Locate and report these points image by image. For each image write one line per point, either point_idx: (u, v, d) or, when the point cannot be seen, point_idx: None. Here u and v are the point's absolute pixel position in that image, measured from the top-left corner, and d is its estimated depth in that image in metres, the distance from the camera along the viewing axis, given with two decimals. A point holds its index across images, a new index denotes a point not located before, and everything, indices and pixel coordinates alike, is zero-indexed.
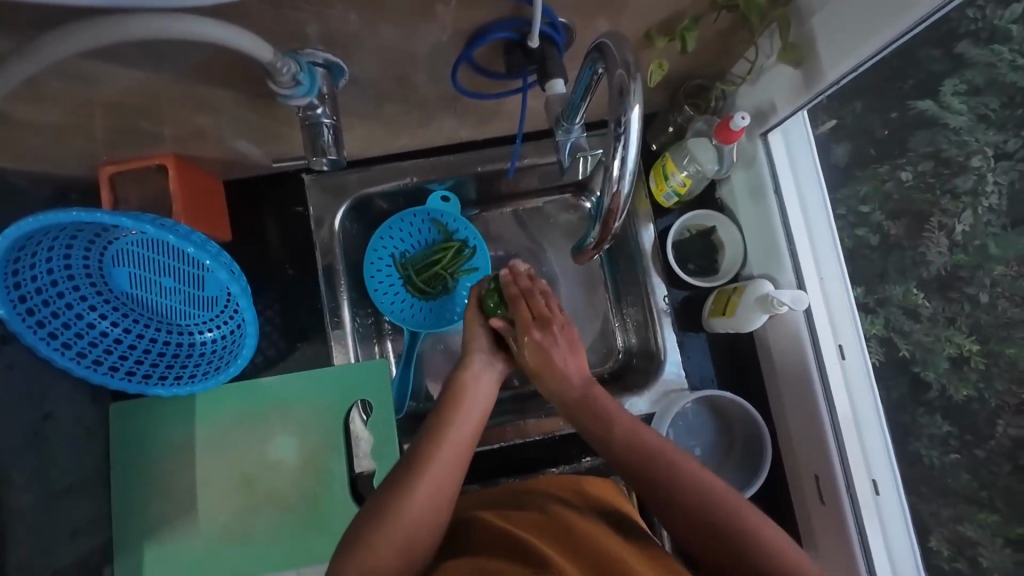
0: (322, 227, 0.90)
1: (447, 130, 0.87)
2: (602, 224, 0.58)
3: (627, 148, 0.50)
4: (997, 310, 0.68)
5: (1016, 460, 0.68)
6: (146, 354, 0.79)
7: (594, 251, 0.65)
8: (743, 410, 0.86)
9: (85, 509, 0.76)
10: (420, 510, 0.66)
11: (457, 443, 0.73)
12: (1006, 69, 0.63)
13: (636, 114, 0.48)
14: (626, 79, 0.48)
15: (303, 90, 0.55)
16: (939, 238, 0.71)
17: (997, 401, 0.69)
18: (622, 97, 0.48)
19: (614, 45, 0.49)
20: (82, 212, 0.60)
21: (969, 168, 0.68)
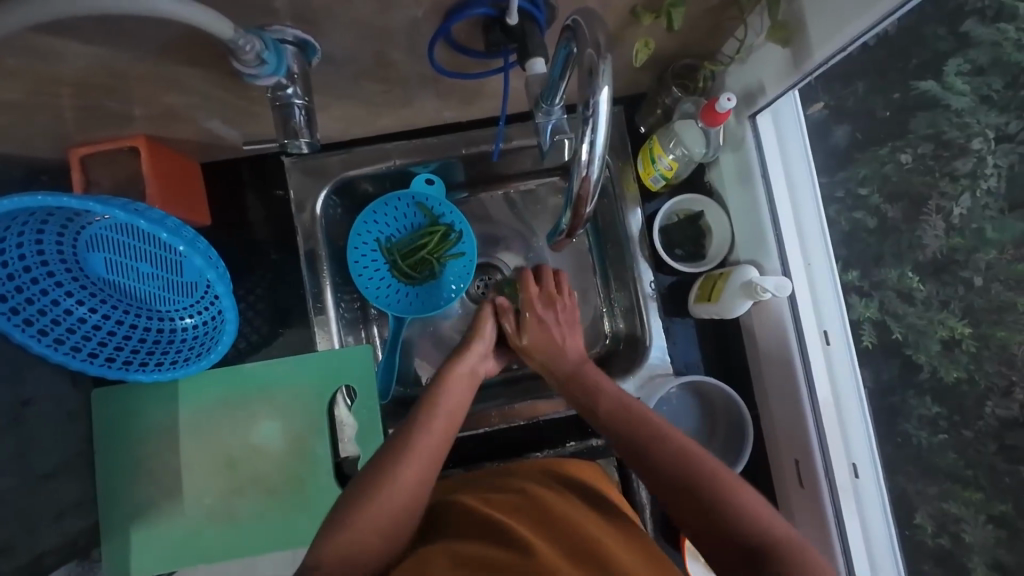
0: (304, 211, 0.89)
1: (431, 110, 0.84)
2: (574, 211, 0.57)
3: (596, 133, 0.49)
4: (991, 294, 0.67)
5: (1002, 440, 0.68)
6: (126, 341, 0.79)
7: (569, 237, 0.63)
8: (725, 395, 0.86)
9: (69, 492, 0.77)
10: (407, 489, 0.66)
11: (440, 428, 0.73)
12: (1011, 47, 0.61)
13: (604, 96, 0.46)
14: (594, 60, 0.46)
15: (270, 69, 0.53)
16: (935, 221, 0.70)
17: (986, 383, 0.68)
18: (591, 78, 0.47)
19: (585, 22, 0.47)
20: (48, 196, 0.59)
21: (969, 150, 0.65)
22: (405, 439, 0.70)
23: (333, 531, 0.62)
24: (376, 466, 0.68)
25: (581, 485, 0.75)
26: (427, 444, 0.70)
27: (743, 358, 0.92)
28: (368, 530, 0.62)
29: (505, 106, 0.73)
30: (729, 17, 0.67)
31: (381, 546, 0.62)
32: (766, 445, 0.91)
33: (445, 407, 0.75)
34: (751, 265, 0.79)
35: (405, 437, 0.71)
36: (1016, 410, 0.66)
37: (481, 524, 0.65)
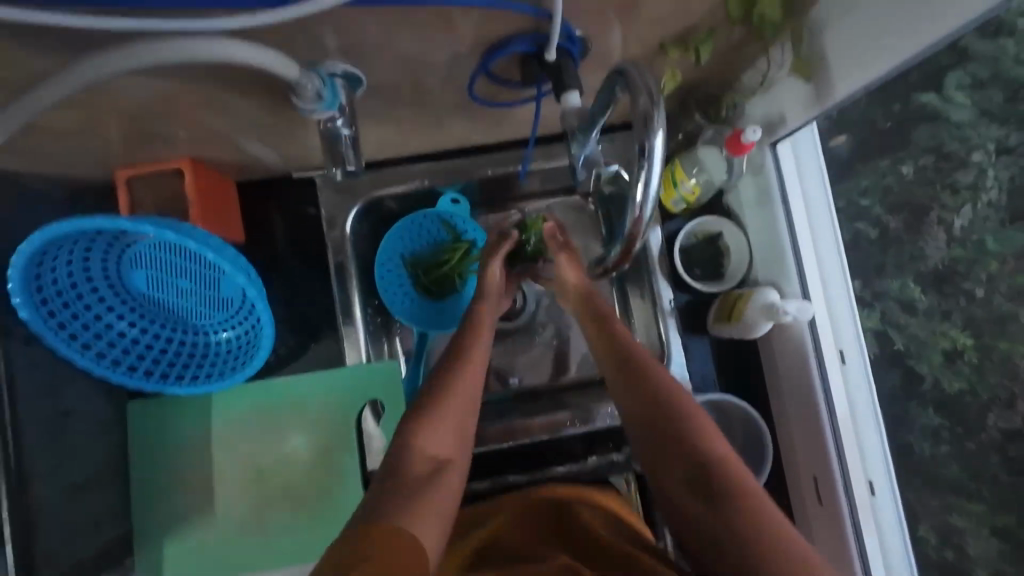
0: (334, 229, 0.92)
1: (459, 134, 0.87)
2: (623, 248, 0.59)
3: (651, 173, 0.51)
4: (992, 305, 0.69)
5: (1004, 452, 0.70)
6: (163, 354, 0.81)
7: (606, 273, 0.66)
8: (744, 411, 0.88)
9: (105, 502, 0.79)
10: (468, 387, 0.69)
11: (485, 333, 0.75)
12: (1010, 62, 0.60)
13: (660, 140, 0.49)
14: (650, 108, 0.49)
15: (325, 105, 0.56)
16: (937, 232, 0.73)
17: (989, 395, 0.70)
18: (646, 124, 0.49)
19: (638, 73, 0.50)
20: (103, 218, 0.61)
21: (969, 162, 0.68)
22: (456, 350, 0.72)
23: (408, 429, 0.64)
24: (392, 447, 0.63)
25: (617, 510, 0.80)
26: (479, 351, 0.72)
27: (759, 376, 0.95)
28: (439, 441, 0.64)
29: (535, 126, 0.77)
30: (750, 53, 0.71)
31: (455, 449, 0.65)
32: (784, 463, 0.92)
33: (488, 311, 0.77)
34: (772, 287, 0.82)
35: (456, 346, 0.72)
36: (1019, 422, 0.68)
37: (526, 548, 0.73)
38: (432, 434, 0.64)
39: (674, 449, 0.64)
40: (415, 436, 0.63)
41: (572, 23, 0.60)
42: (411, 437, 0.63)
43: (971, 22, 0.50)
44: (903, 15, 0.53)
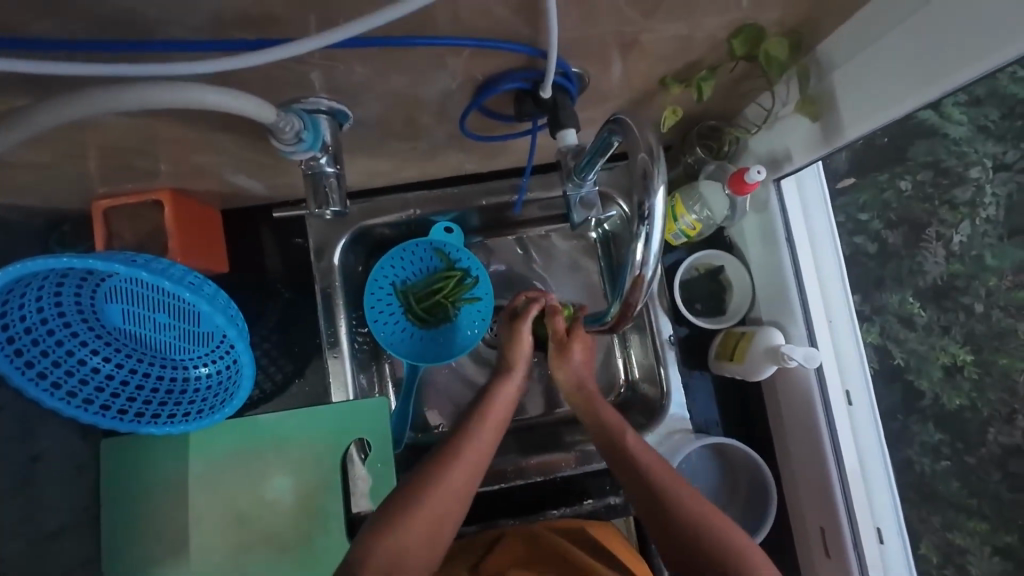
0: (323, 259, 0.88)
1: (453, 164, 0.84)
2: (623, 305, 0.59)
3: (653, 224, 0.49)
4: (992, 321, 0.66)
5: (1006, 468, 0.67)
6: (139, 390, 0.77)
7: (610, 328, 0.66)
8: (745, 455, 0.85)
9: (73, 552, 0.74)
10: (451, 497, 0.69)
11: (487, 443, 0.75)
12: (1008, 81, 0.52)
13: (661, 194, 0.48)
14: (648, 163, 0.48)
15: (307, 146, 0.53)
16: (936, 248, 0.69)
17: (989, 410, 0.67)
18: (646, 181, 0.49)
19: (636, 124, 0.49)
20: (73, 258, 0.58)
21: (968, 178, 0.65)
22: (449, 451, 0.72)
23: (372, 536, 0.65)
24: (412, 485, 0.69)
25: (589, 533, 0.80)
26: (474, 458, 0.72)
27: (762, 415, 0.91)
28: (407, 546, 0.65)
29: (530, 163, 0.73)
30: (753, 87, 0.69)
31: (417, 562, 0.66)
32: (788, 508, 0.88)
33: (493, 421, 0.77)
34: (777, 328, 0.78)
35: (450, 451, 0.72)
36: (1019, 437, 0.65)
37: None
38: (398, 540, 0.65)
39: (679, 534, 0.67)
40: (376, 544, 0.64)
41: (570, 60, 0.57)
42: (437, 479, 0.69)
43: (995, 67, 0.47)
44: (920, 57, 0.50)
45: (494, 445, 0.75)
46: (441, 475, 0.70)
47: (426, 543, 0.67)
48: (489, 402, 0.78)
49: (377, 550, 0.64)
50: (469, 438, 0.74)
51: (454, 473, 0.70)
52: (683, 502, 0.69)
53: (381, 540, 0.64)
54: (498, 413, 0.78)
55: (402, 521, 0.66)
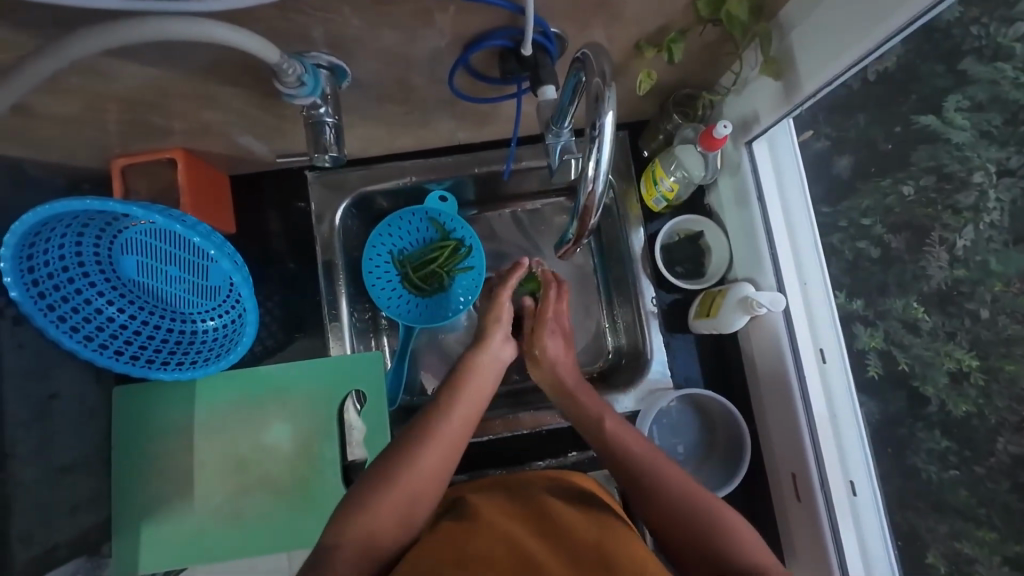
0: (323, 223, 0.94)
1: (446, 131, 0.90)
2: (579, 220, 0.60)
3: (601, 151, 0.52)
4: (997, 327, 0.65)
5: (1016, 478, 0.66)
6: (150, 340, 0.83)
7: (571, 246, 0.67)
8: (720, 405, 0.89)
9: (85, 486, 0.79)
10: (425, 481, 0.70)
11: (458, 423, 0.76)
12: (1009, 86, 0.61)
13: (609, 119, 0.51)
14: (601, 87, 0.51)
15: (307, 90, 0.59)
16: (939, 253, 0.70)
17: (997, 418, 0.67)
18: (598, 105, 0.51)
19: (593, 56, 0.52)
20: (95, 200, 0.64)
21: (971, 184, 0.66)
22: (424, 433, 0.73)
23: (347, 520, 0.65)
24: (393, 455, 0.71)
25: (567, 488, 0.76)
26: (448, 438, 0.74)
27: (740, 374, 0.95)
28: (382, 526, 0.66)
29: (518, 128, 0.80)
30: (726, 55, 0.74)
31: (391, 543, 0.66)
32: (766, 462, 0.92)
33: (465, 406, 0.78)
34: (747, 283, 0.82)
35: (424, 429, 0.74)
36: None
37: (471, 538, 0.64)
38: (375, 519, 0.65)
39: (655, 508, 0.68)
40: (350, 525, 0.64)
41: (549, 20, 0.62)
42: (414, 451, 0.71)
43: (929, 7, 0.51)
44: (865, 7, 0.54)
45: (467, 426, 0.77)
46: (414, 460, 0.70)
47: (401, 520, 0.67)
48: (461, 386, 0.80)
49: (353, 529, 0.64)
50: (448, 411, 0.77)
51: (431, 445, 0.72)
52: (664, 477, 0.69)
53: (356, 523, 0.65)
54: (477, 391, 0.81)
55: (378, 503, 0.66)
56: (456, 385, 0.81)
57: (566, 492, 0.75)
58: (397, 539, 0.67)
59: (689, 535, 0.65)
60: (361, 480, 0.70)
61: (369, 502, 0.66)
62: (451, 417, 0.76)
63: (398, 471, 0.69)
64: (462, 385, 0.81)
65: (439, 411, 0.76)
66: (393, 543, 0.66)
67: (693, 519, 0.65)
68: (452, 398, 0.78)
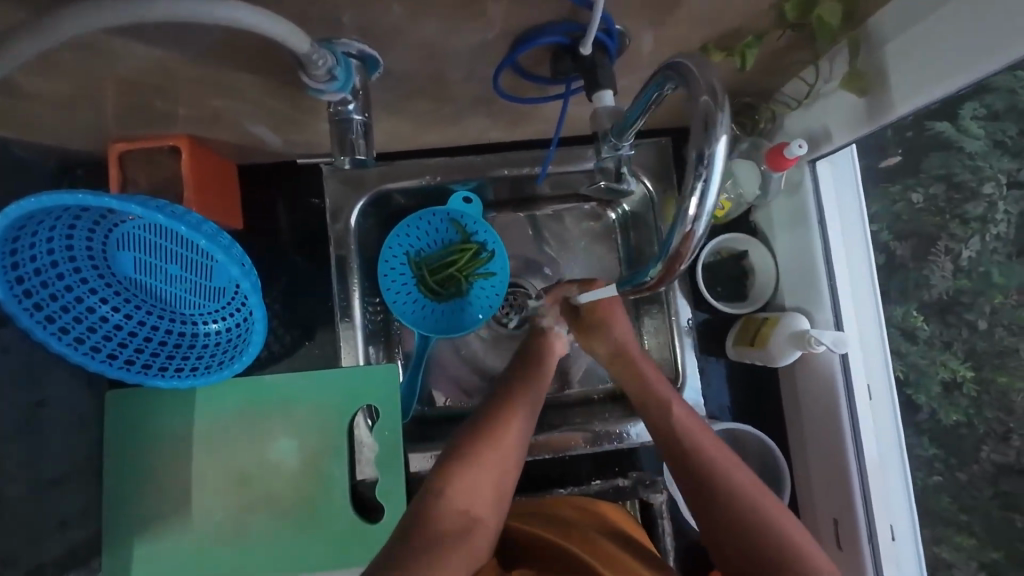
0: (339, 220, 0.86)
1: (478, 130, 0.82)
2: (666, 264, 0.48)
3: (710, 181, 0.42)
4: (994, 338, 0.66)
5: (998, 486, 0.68)
6: (146, 343, 0.76)
7: (637, 293, 0.55)
8: (756, 439, 0.84)
9: (74, 499, 0.73)
10: (514, 438, 0.71)
11: (536, 386, 0.77)
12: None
13: (722, 146, 0.41)
14: (711, 108, 0.41)
15: (337, 86, 0.51)
16: (944, 262, 0.69)
17: (986, 428, 0.68)
18: (707, 127, 0.41)
19: (696, 69, 0.43)
20: (86, 194, 0.57)
21: (980, 194, 0.65)
22: (506, 396, 0.75)
23: (448, 472, 0.67)
24: (450, 465, 0.68)
25: (599, 521, 0.74)
26: (528, 399, 0.75)
27: (775, 403, 0.90)
28: (482, 483, 0.67)
29: (558, 132, 0.72)
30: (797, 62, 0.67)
31: (496, 505, 0.67)
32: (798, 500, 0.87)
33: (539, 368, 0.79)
34: (804, 315, 0.76)
35: (505, 393, 0.76)
36: (1012, 457, 0.66)
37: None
38: (473, 475, 0.67)
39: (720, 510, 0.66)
40: (454, 478, 0.66)
41: (615, 15, 0.54)
42: (470, 463, 0.67)
43: None
44: (990, 20, 0.47)
45: (544, 389, 0.78)
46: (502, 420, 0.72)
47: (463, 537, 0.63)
48: (535, 352, 0.82)
49: (457, 482, 0.66)
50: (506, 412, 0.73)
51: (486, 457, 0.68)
52: (730, 473, 0.68)
53: (457, 476, 0.66)
54: (541, 385, 0.78)
55: (475, 456, 0.68)
56: (526, 355, 0.82)
57: (602, 527, 0.73)
58: (497, 497, 0.68)
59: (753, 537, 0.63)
60: (453, 441, 0.71)
61: (466, 457, 0.68)
62: (527, 381, 0.77)
63: (489, 429, 0.71)
64: (532, 351, 0.82)
65: (517, 377, 0.78)
66: (496, 503, 0.67)
67: (755, 519, 0.64)
68: (525, 364, 0.80)
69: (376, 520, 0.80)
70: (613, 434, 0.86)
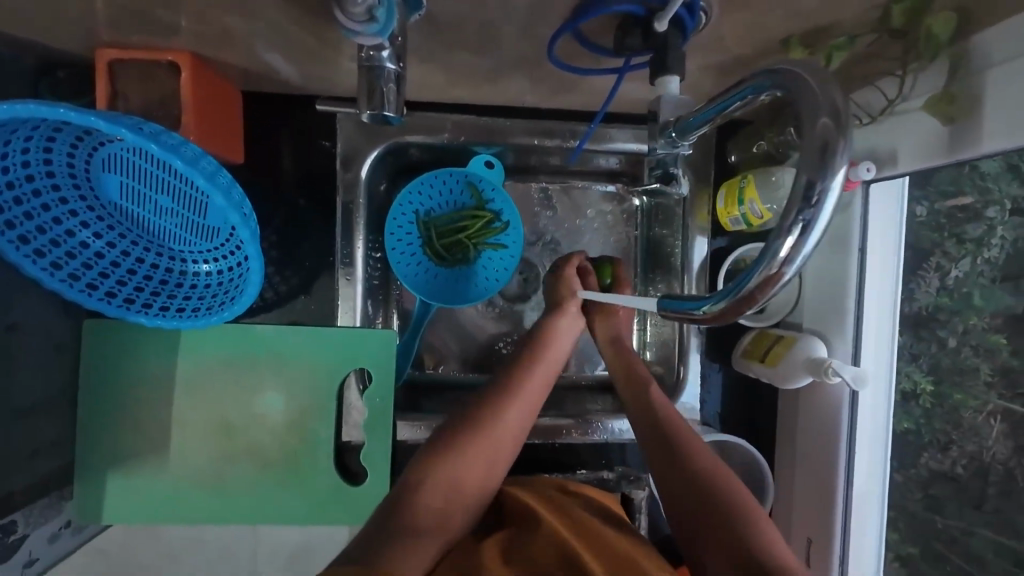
0: (350, 170, 0.78)
1: (513, 93, 0.75)
2: (732, 303, 0.41)
3: (817, 215, 0.36)
4: (959, 357, 0.73)
5: (926, 490, 0.78)
6: (130, 276, 0.71)
7: (676, 319, 0.47)
8: (747, 454, 0.84)
9: (46, 428, 0.70)
10: (511, 433, 0.69)
11: (539, 384, 0.73)
12: None
13: (840, 181, 0.36)
14: (832, 134, 0.36)
15: (376, 30, 0.46)
16: (931, 279, 0.74)
17: (931, 437, 0.76)
18: (825, 157, 0.36)
19: (816, 83, 0.38)
20: (72, 110, 0.50)
21: (982, 217, 0.68)
22: (511, 385, 0.72)
23: (435, 462, 0.64)
24: (431, 451, 0.66)
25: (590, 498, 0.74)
26: (532, 392, 0.72)
27: (769, 419, 0.90)
28: (469, 473, 0.65)
29: (604, 110, 0.66)
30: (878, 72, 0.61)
31: (475, 497, 0.66)
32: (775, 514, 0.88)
33: (546, 363, 0.75)
34: (820, 340, 0.75)
35: (510, 382, 0.72)
36: (945, 465, 0.76)
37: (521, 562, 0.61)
38: (462, 468, 0.65)
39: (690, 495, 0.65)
40: (442, 469, 0.64)
41: None
42: (460, 452, 0.65)
43: None
44: None
45: (545, 388, 0.74)
46: (502, 413, 0.69)
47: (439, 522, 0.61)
48: (544, 344, 0.76)
49: (443, 473, 0.64)
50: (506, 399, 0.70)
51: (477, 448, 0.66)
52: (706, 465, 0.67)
53: (446, 464, 0.64)
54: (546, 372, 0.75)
55: (467, 450, 0.66)
56: (536, 346, 0.77)
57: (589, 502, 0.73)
58: (481, 490, 0.67)
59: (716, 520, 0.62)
60: (445, 427, 0.69)
61: (460, 449, 0.65)
62: (534, 373, 0.74)
63: (486, 423, 0.68)
64: (544, 342, 0.77)
65: (523, 366, 0.74)
66: (477, 496, 0.66)
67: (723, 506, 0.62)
68: (533, 357, 0.75)
69: (359, 483, 0.80)
70: (604, 426, 0.85)
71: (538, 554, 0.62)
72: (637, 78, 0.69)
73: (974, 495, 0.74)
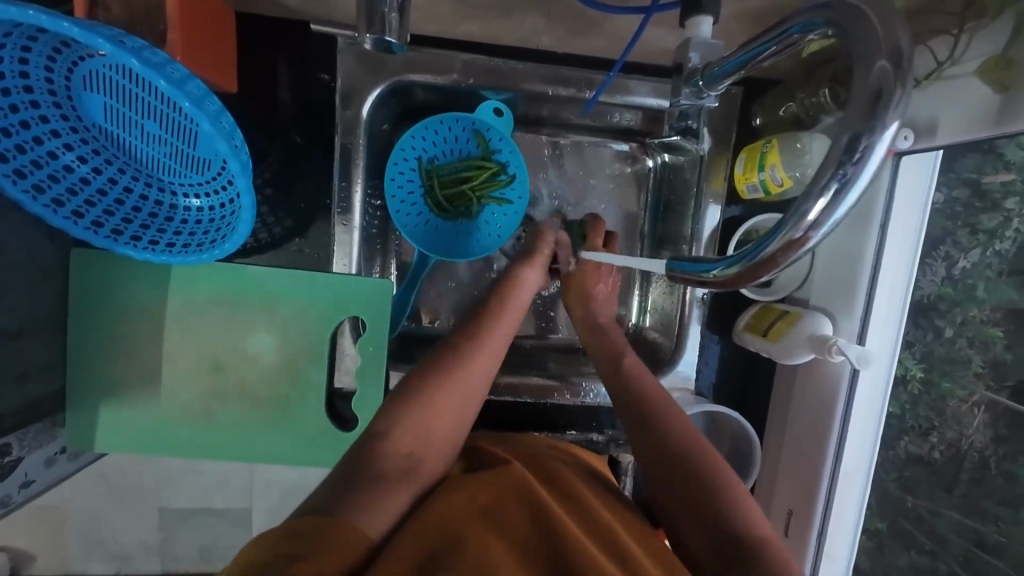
0: (350, 108, 0.73)
1: (528, 29, 0.71)
2: (747, 268, 0.39)
3: (859, 168, 0.34)
4: (953, 346, 0.73)
5: (900, 471, 0.79)
6: (117, 206, 0.68)
7: (687, 282, 0.45)
8: (739, 427, 0.84)
9: (34, 354, 0.70)
10: (473, 380, 0.67)
11: (504, 334, 0.73)
12: None
13: (891, 133, 0.33)
14: (889, 81, 0.33)
15: None
16: (939, 267, 0.72)
17: (915, 423, 0.77)
18: (878, 104, 0.33)
19: (879, 27, 0.34)
20: (42, 13, 0.46)
21: (1000, 208, 0.67)
22: (473, 332, 0.71)
23: (396, 412, 0.62)
24: (393, 401, 0.63)
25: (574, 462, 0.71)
26: (494, 342, 0.71)
27: (763, 394, 0.90)
28: (434, 423, 0.63)
29: (624, 56, 0.61)
30: None
31: (443, 450, 0.63)
32: (758, 485, 0.89)
33: (509, 313, 0.74)
34: (826, 317, 0.73)
35: (475, 331, 0.71)
36: (923, 449, 0.78)
37: (492, 512, 0.56)
38: (427, 418, 0.62)
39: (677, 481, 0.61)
40: (407, 416, 0.61)
41: None
42: (418, 400, 0.63)
43: None
44: None
45: (509, 341, 0.73)
46: (467, 358, 0.68)
47: (407, 470, 0.59)
48: (511, 290, 0.76)
49: (406, 422, 0.61)
50: (466, 352, 0.68)
51: (439, 402, 0.64)
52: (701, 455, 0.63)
53: (412, 413, 0.62)
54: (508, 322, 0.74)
55: (433, 392, 0.64)
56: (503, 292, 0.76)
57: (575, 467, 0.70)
58: (449, 438, 0.64)
59: (699, 510, 0.59)
60: (409, 375, 0.67)
61: (422, 397, 0.63)
62: (495, 325, 0.72)
63: (451, 366, 0.66)
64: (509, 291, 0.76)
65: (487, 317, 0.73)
66: (447, 446, 0.64)
67: (711, 493, 0.59)
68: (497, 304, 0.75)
69: (349, 429, 0.80)
70: (596, 390, 0.84)
71: (519, 520, 0.56)
72: (662, 21, 0.64)
73: (946, 478, 0.77)
